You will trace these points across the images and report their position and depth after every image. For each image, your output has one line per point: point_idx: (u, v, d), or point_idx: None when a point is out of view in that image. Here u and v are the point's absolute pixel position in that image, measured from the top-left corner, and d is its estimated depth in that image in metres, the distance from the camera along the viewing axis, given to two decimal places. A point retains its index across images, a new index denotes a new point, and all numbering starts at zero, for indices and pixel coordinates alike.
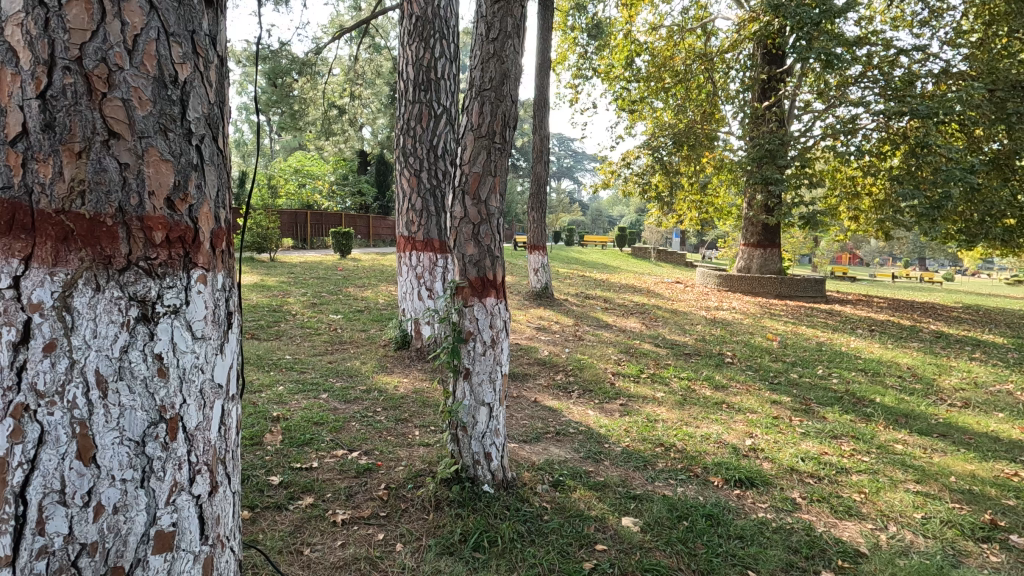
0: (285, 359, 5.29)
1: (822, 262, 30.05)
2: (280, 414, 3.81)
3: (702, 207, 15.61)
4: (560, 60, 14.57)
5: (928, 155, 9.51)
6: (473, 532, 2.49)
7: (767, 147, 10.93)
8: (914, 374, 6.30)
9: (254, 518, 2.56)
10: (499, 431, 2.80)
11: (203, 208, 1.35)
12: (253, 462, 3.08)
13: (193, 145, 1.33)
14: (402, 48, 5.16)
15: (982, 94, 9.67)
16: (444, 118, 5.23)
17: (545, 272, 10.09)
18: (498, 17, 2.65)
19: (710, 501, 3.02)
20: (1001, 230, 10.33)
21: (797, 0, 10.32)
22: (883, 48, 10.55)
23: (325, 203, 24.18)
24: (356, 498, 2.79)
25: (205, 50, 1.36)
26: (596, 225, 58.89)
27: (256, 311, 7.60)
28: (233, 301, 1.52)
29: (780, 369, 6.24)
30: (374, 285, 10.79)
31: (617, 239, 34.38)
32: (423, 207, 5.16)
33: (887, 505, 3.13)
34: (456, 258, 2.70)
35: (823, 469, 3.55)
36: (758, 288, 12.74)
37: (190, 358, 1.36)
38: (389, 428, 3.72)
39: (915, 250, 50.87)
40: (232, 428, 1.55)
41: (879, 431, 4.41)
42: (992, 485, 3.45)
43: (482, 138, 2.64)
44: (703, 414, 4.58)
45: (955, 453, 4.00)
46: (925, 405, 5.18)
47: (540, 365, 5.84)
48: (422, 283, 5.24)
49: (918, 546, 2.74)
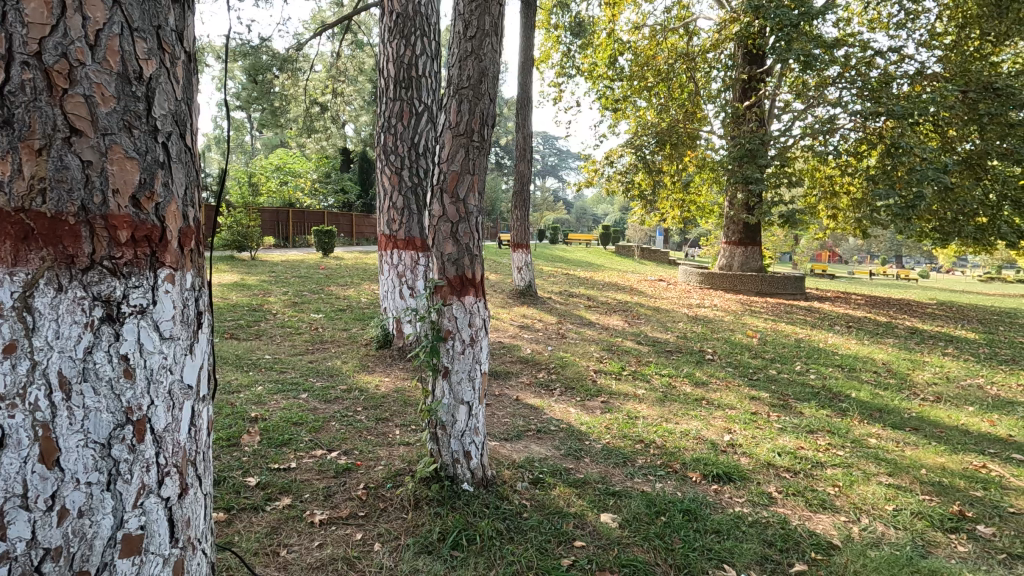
0: (265, 359, 5.23)
1: (802, 260, 30.54)
2: (259, 414, 3.78)
3: (684, 205, 15.82)
4: (543, 58, 14.58)
5: (903, 155, 9.70)
6: (452, 530, 2.49)
7: (748, 146, 11.04)
8: (888, 370, 6.44)
9: (230, 519, 2.53)
10: (478, 430, 2.80)
11: (170, 206, 1.33)
12: (229, 463, 3.04)
13: (159, 142, 1.31)
14: (383, 45, 5.12)
15: (956, 96, 9.92)
16: (425, 115, 5.20)
17: (528, 270, 10.10)
18: (475, 16, 2.65)
19: (688, 496, 3.06)
20: (974, 228, 10.58)
21: (776, 1, 10.45)
22: (861, 49, 10.69)
23: (307, 201, 23.92)
24: (334, 498, 2.77)
25: (171, 46, 1.34)
26: (582, 224, 59.27)
27: (235, 310, 7.47)
28: (203, 299, 1.51)
29: (760, 366, 6.33)
30: (356, 284, 10.70)
31: (602, 237, 34.62)
32: (404, 205, 5.14)
33: (860, 498, 3.20)
34: (435, 257, 2.69)
35: (799, 463, 3.61)
36: (739, 285, 12.89)
37: (157, 358, 1.34)
38: (369, 428, 3.70)
39: (893, 249, 51.89)
40: (204, 429, 1.54)
41: (854, 425, 4.50)
42: (962, 477, 3.54)
43: (460, 136, 2.64)
44: (683, 410, 4.63)
45: (926, 446, 4.10)
46: (899, 399, 5.31)
47: (523, 363, 5.86)
48: (404, 282, 5.23)
49: (888, 537, 2.80)
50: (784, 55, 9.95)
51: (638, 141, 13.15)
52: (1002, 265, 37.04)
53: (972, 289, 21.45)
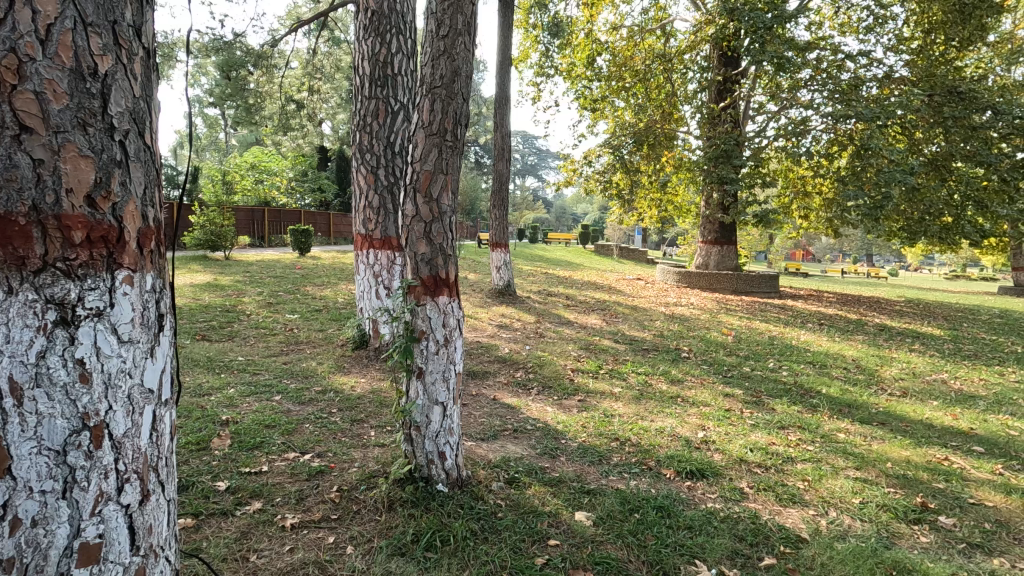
0: (238, 361, 5.14)
1: (777, 259, 31.24)
2: (231, 417, 3.71)
3: (661, 205, 16.01)
4: (522, 57, 14.57)
5: (872, 157, 9.94)
6: (426, 531, 2.48)
7: (724, 147, 11.19)
8: (858, 366, 6.59)
9: (197, 525, 2.48)
10: (453, 431, 2.79)
11: (128, 206, 1.30)
12: (198, 468, 2.98)
13: (116, 140, 1.27)
14: (358, 42, 5.08)
15: (922, 100, 10.24)
16: (401, 114, 5.14)
17: (507, 269, 10.09)
18: (448, 15, 2.63)
19: (662, 492, 3.10)
20: (939, 228, 10.95)
21: (750, 4, 10.63)
22: (832, 52, 10.91)
23: (283, 199, 23.54)
24: (306, 502, 2.74)
25: (128, 42, 1.31)
26: (561, 224, 59.65)
27: (208, 311, 7.33)
28: (165, 301, 1.47)
29: (733, 363, 6.42)
30: (333, 283, 10.57)
31: (582, 237, 34.89)
32: (379, 204, 5.09)
33: (829, 491, 3.27)
34: (408, 257, 2.68)
35: (770, 459, 3.67)
36: (715, 283, 13.07)
37: (116, 363, 1.31)
38: (343, 429, 3.67)
39: (863, 249, 53.20)
40: (166, 434, 1.51)
41: (824, 421, 4.60)
42: (925, 469, 3.65)
43: (433, 136, 2.62)
44: (658, 408, 4.68)
45: (892, 440, 4.21)
46: (867, 394, 5.44)
47: (500, 362, 5.86)
48: (380, 282, 5.18)
49: (855, 530, 2.87)
50: (758, 56, 10.11)
51: (616, 141, 13.22)
52: (966, 264, 38.35)
53: (937, 287, 22.10)
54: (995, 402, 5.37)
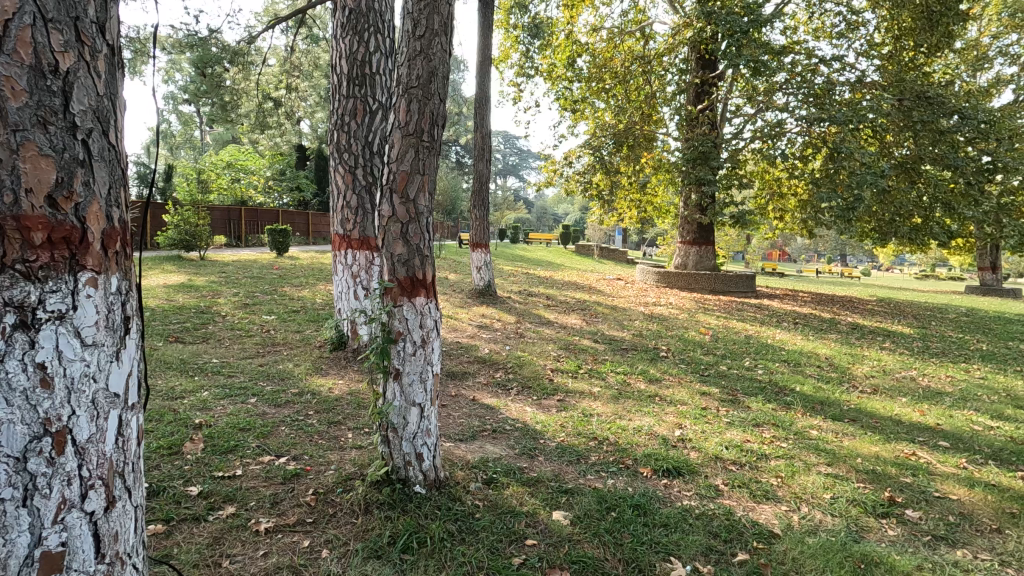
0: (212, 363, 5.05)
1: (754, 258, 31.78)
2: (204, 420, 3.64)
3: (641, 205, 16.14)
4: (503, 57, 14.56)
5: (845, 160, 10.15)
6: (403, 533, 2.47)
7: (702, 149, 11.35)
8: (830, 364, 6.74)
9: (168, 531, 2.43)
10: (431, 432, 2.79)
11: (92, 207, 1.27)
12: (170, 472, 2.92)
13: (78, 139, 1.25)
14: (335, 40, 5.02)
15: (892, 104, 10.49)
16: (379, 113, 5.11)
17: (487, 269, 10.09)
18: (424, 15, 2.62)
19: (639, 491, 3.13)
20: (909, 228, 11.24)
21: (727, 8, 10.81)
22: (806, 57, 11.12)
23: (260, 199, 23.18)
24: (281, 505, 2.70)
25: (92, 39, 1.28)
26: (542, 224, 59.98)
27: (181, 312, 7.18)
28: (131, 303, 1.44)
29: (710, 362, 6.52)
30: (311, 284, 10.45)
31: (563, 237, 35.07)
32: (358, 204, 5.05)
33: (801, 487, 3.34)
34: (385, 258, 2.66)
35: (745, 456, 3.74)
36: (694, 283, 13.24)
37: (79, 367, 1.28)
38: (320, 432, 3.63)
39: (837, 249, 54.37)
40: (132, 439, 1.47)
41: (797, 418, 4.70)
42: (893, 464, 3.75)
43: (410, 136, 2.61)
44: (636, 407, 4.73)
45: (862, 436, 4.32)
46: (839, 392, 5.57)
47: (480, 363, 5.85)
48: (358, 283, 5.14)
49: (825, 524, 2.94)
50: (734, 59, 10.27)
51: (596, 142, 13.29)
52: (935, 264, 39.50)
53: (909, 286, 22.65)
54: (960, 398, 5.54)
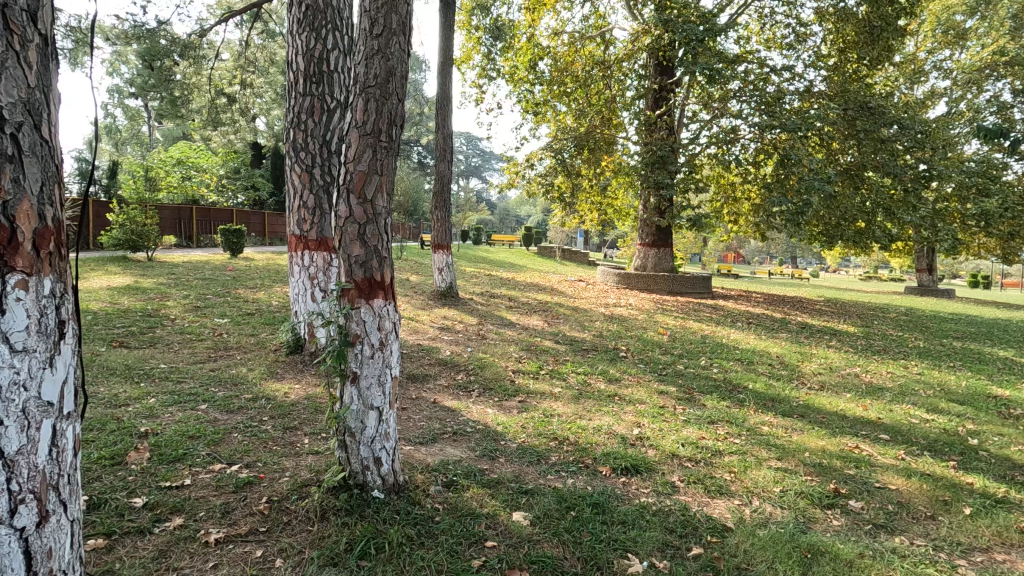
0: (160, 369, 4.85)
1: (711, 260, 32.80)
2: (150, 428, 3.48)
3: (601, 208, 16.39)
4: (464, 59, 14.52)
5: (794, 167, 10.57)
6: (360, 539, 2.43)
7: (660, 153, 11.62)
8: (781, 362, 7.02)
9: (109, 546, 2.32)
10: (389, 435, 2.76)
11: (22, 205, 1.25)
12: (112, 484, 2.78)
13: (6, 134, 1.23)
14: (291, 36, 4.90)
15: (838, 114, 10.87)
16: (337, 111, 5.02)
17: (449, 271, 10.03)
18: (382, 14, 2.59)
19: (598, 490, 3.17)
20: (854, 232, 11.78)
21: (683, 17, 11.11)
22: (758, 66, 11.51)
23: (213, 198, 22.37)
24: (233, 515, 2.61)
25: (20, 29, 1.25)
26: (504, 226, 60.51)
27: (127, 316, 6.84)
28: (67, 307, 1.41)
29: (668, 361, 6.68)
30: (267, 286, 10.15)
31: (525, 238, 35.24)
32: (315, 204, 4.94)
33: (752, 482, 3.46)
34: (342, 259, 2.61)
35: (700, 453, 3.84)
36: (653, 284, 13.53)
37: (6, 374, 1.26)
38: (275, 438, 3.53)
39: (787, 251, 56.55)
40: (69, 450, 1.43)
41: (750, 414, 4.86)
42: (838, 457, 3.92)
43: (367, 136, 2.58)
44: (596, 406, 4.80)
45: (810, 431, 4.50)
46: (789, 388, 5.80)
47: (441, 365, 5.81)
48: (316, 284, 5.03)
49: (775, 517, 3.04)
50: (691, 66, 10.53)
51: (558, 145, 13.40)
52: (878, 266, 41.65)
53: (854, 287, 23.76)
54: (899, 393, 5.86)
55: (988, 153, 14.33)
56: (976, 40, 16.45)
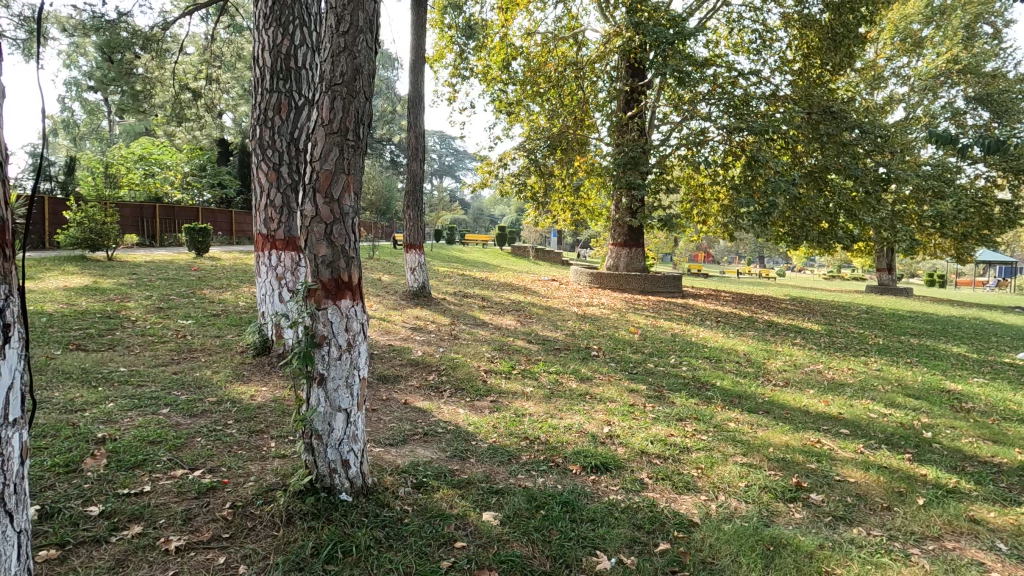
0: (119, 372, 4.69)
1: (682, 260, 33.27)
2: (108, 434, 3.37)
3: (574, 208, 16.49)
4: (437, 57, 14.43)
5: (760, 168, 10.85)
6: (327, 543, 2.40)
7: (632, 154, 11.74)
8: (748, 360, 7.18)
9: (63, 556, 2.24)
10: (357, 437, 2.73)
11: None
12: (66, 492, 2.69)
13: None
14: (257, 31, 4.81)
15: (802, 118, 11.25)
16: (305, 109, 4.93)
17: (422, 270, 9.95)
18: (348, 11, 2.55)
19: (567, 488, 3.20)
20: (818, 233, 12.10)
21: (653, 20, 11.25)
22: (726, 70, 11.75)
23: (177, 196, 21.72)
24: (194, 521, 2.55)
25: None
26: (478, 226, 60.47)
27: (84, 317, 6.59)
28: (12, 310, 1.37)
29: (638, 360, 6.77)
30: (233, 286, 9.92)
31: (499, 237, 35.15)
32: (283, 203, 4.85)
33: (718, 478, 3.53)
34: (307, 259, 2.57)
35: (668, 450, 3.91)
36: (625, 284, 13.68)
37: None
38: (240, 442, 3.46)
39: (755, 251, 57.84)
40: (15, 458, 1.38)
41: (717, 411, 4.96)
42: (801, 452, 4.03)
43: (333, 135, 2.54)
44: (567, 405, 4.83)
45: (773, 426, 4.62)
46: (754, 385, 5.95)
47: (412, 365, 5.77)
48: (283, 284, 4.94)
49: (739, 511, 3.11)
50: (661, 69, 10.67)
51: (531, 145, 13.42)
52: (842, 266, 42.99)
53: (819, 285, 24.39)
54: (859, 389, 6.06)
55: (942, 157, 14.95)
56: (932, 48, 17.12)
